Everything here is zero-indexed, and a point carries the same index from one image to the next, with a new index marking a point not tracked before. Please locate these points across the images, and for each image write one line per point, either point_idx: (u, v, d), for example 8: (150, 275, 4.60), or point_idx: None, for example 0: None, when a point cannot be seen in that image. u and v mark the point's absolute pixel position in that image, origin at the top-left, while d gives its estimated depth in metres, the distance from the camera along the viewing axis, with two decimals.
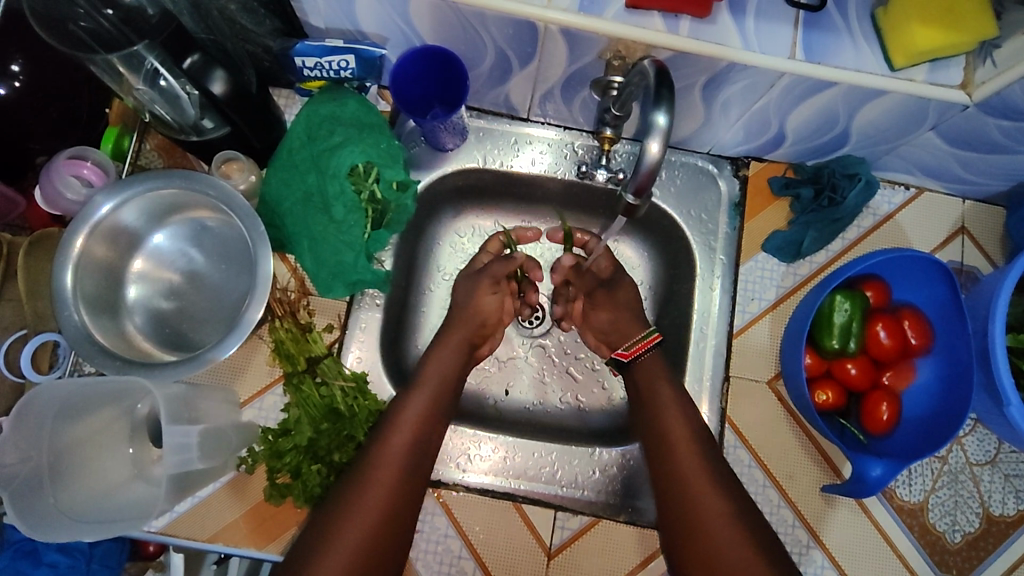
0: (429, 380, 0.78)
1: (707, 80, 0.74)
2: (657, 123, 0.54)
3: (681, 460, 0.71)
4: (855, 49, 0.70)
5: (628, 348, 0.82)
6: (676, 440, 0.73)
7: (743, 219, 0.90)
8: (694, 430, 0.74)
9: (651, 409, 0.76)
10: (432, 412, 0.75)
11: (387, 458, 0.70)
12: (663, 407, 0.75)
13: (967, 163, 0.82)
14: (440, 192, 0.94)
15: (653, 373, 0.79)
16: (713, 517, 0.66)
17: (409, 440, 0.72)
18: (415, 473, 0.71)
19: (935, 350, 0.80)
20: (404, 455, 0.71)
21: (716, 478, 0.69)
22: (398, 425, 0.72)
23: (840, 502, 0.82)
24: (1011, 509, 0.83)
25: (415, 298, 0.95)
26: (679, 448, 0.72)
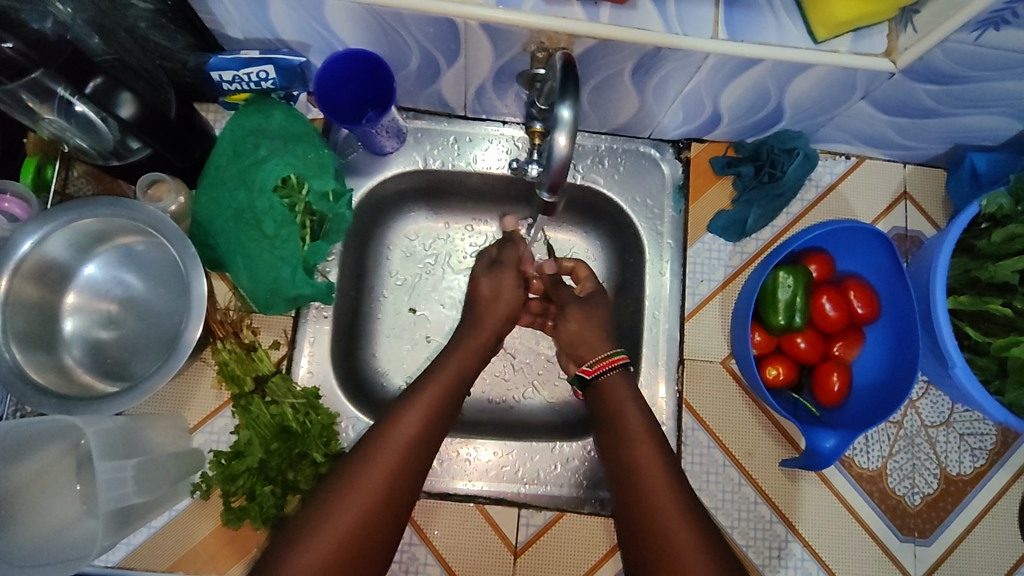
0: (416, 411, 0.70)
1: (635, 65, 0.74)
2: (563, 116, 0.53)
3: (642, 463, 0.69)
4: (778, 24, 0.69)
5: (593, 364, 0.78)
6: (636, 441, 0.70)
7: (688, 201, 0.90)
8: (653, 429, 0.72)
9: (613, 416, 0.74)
10: (419, 439, 0.68)
11: (355, 489, 0.63)
12: (622, 407, 0.74)
13: (902, 129, 0.83)
14: (383, 197, 0.92)
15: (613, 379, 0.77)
16: (646, 468, 0.68)
17: (385, 473, 0.65)
18: (390, 511, 0.64)
19: (883, 318, 0.81)
20: (378, 488, 0.64)
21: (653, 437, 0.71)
22: (376, 453, 0.66)
23: (801, 476, 0.83)
24: (967, 467, 0.84)
25: (367, 305, 0.94)
26: (620, 408, 0.74)
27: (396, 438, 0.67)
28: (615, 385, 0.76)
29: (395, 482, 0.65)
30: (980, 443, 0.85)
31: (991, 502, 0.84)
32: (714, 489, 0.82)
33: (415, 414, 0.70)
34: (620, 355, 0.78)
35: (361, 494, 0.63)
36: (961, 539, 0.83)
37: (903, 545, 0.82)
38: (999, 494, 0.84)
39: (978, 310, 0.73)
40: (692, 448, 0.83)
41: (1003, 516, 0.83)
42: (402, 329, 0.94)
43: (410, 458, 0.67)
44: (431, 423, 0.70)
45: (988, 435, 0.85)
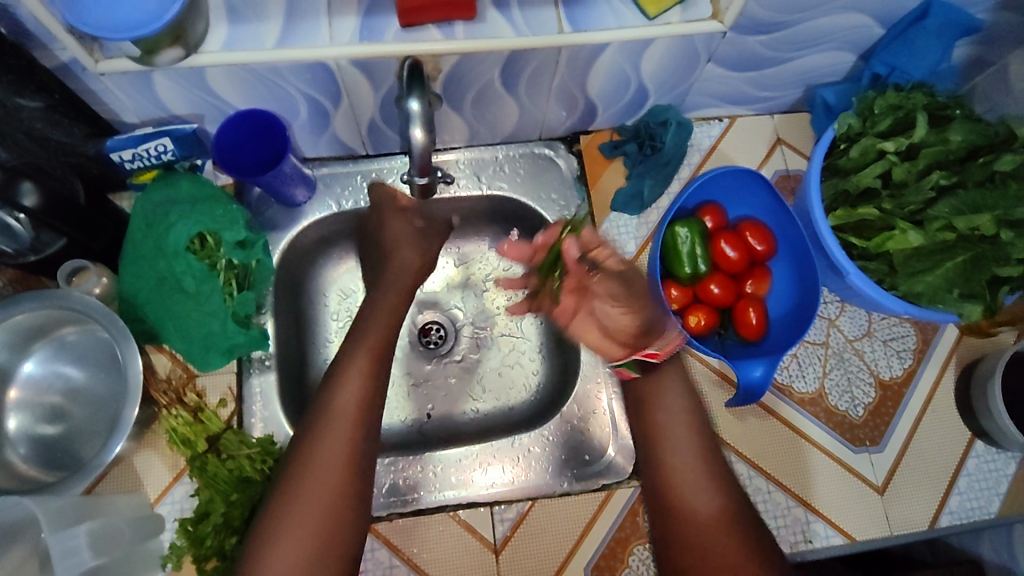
0: (341, 402, 0.73)
1: (501, 72, 0.80)
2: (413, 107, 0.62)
3: (675, 467, 0.73)
4: (614, 11, 0.77)
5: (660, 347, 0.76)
6: (674, 466, 0.73)
7: (588, 187, 0.97)
8: (700, 442, 0.74)
9: (651, 436, 0.76)
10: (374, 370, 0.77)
11: (339, 402, 0.74)
12: (658, 414, 0.77)
13: (755, 83, 0.91)
14: (307, 245, 0.97)
15: (657, 391, 0.78)
16: (680, 462, 0.73)
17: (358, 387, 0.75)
18: (351, 507, 0.69)
19: (781, 249, 0.87)
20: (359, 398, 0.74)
21: (692, 429, 0.75)
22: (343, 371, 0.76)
23: (749, 414, 0.85)
24: (897, 369, 0.88)
25: (313, 355, 0.96)
26: (652, 397, 0.78)
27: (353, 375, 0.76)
28: (655, 392, 0.78)
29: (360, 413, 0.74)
30: (903, 345, 0.89)
31: (928, 398, 0.87)
32: None
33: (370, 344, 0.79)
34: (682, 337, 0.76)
35: (315, 498, 0.68)
36: (911, 440, 0.85)
37: (859, 456, 0.84)
38: (933, 388, 0.87)
39: (855, 221, 0.78)
40: None
41: (942, 408, 0.87)
42: None
43: (353, 460, 0.71)
44: (360, 413, 0.74)
45: (908, 336, 0.90)
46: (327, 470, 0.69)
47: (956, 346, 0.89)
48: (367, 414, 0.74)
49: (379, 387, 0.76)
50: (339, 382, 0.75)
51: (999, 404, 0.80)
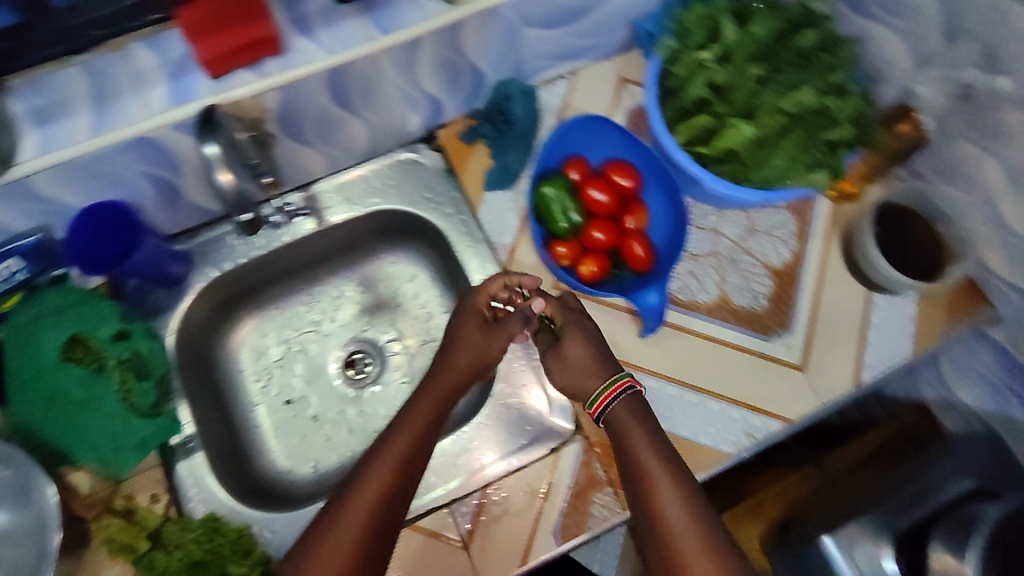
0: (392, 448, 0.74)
1: (329, 95, 0.79)
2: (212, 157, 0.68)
3: (674, 533, 0.69)
4: (414, 5, 0.76)
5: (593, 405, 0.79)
6: (670, 517, 0.70)
7: (458, 176, 0.97)
8: (687, 499, 0.70)
9: (641, 478, 0.72)
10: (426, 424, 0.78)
11: (385, 455, 0.73)
12: (646, 469, 0.72)
13: (580, 34, 0.92)
14: (202, 317, 0.97)
15: (630, 422, 0.76)
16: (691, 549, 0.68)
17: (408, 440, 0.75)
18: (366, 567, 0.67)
19: (648, 178, 0.91)
20: (402, 451, 0.74)
21: (682, 490, 0.71)
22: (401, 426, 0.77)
23: (654, 342, 0.88)
24: (785, 254, 0.93)
25: (245, 420, 0.98)
26: (647, 464, 0.72)
27: (407, 427, 0.76)
28: (631, 433, 0.75)
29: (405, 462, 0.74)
30: (785, 231, 0.94)
31: (820, 271, 0.92)
32: None
33: (425, 400, 0.79)
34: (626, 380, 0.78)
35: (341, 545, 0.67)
36: (814, 314, 0.90)
37: (773, 344, 0.88)
38: (822, 260, 0.92)
39: (701, 131, 0.80)
40: None
41: (835, 275, 0.91)
42: (288, 424, 0.99)
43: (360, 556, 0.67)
44: (404, 464, 0.74)
45: (786, 221, 0.94)
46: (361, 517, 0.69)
47: (834, 216, 0.94)
48: (403, 476, 0.73)
49: (422, 450, 0.76)
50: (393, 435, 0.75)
51: (870, 245, 0.87)
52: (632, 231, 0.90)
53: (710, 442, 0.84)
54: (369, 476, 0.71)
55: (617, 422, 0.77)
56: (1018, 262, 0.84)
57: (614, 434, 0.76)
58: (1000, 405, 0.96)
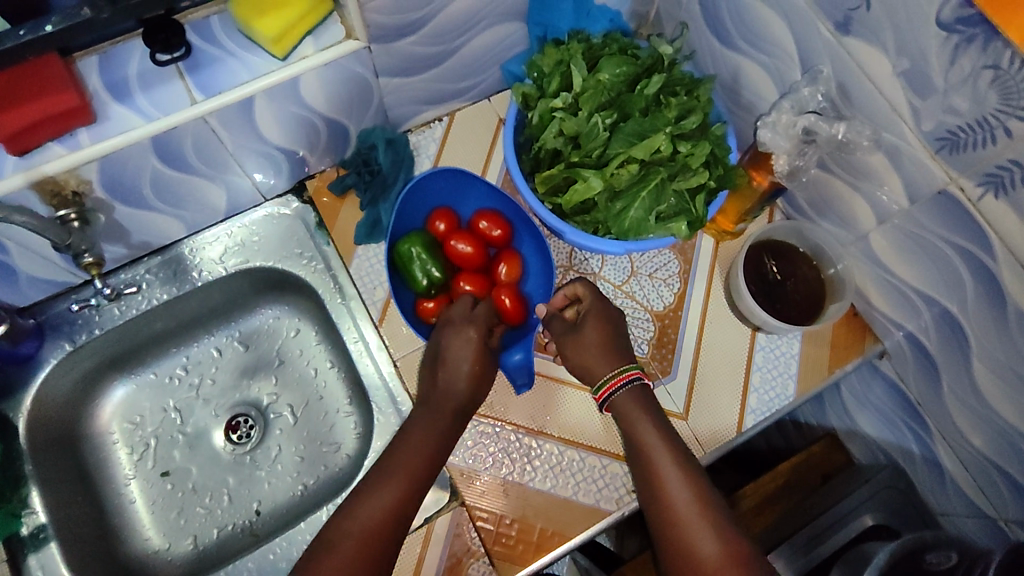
0: (398, 469, 0.73)
1: (160, 159, 0.75)
2: None
3: (684, 525, 0.68)
4: (243, 64, 0.72)
5: (599, 390, 0.77)
6: (677, 506, 0.69)
7: (329, 230, 0.93)
8: (697, 486, 0.70)
9: (646, 466, 0.73)
10: (437, 443, 0.76)
11: (391, 478, 0.73)
12: (652, 454, 0.73)
13: (444, 78, 0.89)
14: (65, 391, 0.91)
15: (634, 412, 0.75)
16: (703, 541, 0.66)
17: (419, 460, 0.74)
18: None
19: (518, 227, 0.90)
20: (410, 474, 0.73)
21: (691, 479, 0.70)
22: (408, 443, 0.75)
23: (532, 397, 0.85)
24: (668, 296, 0.90)
25: (114, 499, 0.92)
26: (652, 449, 0.73)
27: (416, 443, 0.75)
28: (635, 415, 0.75)
29: (413, 485, 0.73)
30: (668, 273, 0.91)
31: (703, 312, 0.89)
32: (482, 452, 0.83)
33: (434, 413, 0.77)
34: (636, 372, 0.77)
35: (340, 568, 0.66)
36: (697, 359, 0.87)
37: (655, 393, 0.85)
38: (705, 300, 0.90)
39: (557, 182, 0.77)
40: None
41: (718, 317, 0.89)
42: (166, 498, 0.93)
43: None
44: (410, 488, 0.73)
45: (670, 261, 0.91)
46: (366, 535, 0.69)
47: (716, 254, 0.92)
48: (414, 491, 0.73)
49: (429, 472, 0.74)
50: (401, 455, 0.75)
51: (743, 289, 0.85)
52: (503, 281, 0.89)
53: (590, 500, 0.81)
54: (373, 497, 0.71)
55: (622, 408, 0.76)
56: (896, 299, 0.82)
57: (622, 428, 0.76)
58: (898, 436, 0.91)
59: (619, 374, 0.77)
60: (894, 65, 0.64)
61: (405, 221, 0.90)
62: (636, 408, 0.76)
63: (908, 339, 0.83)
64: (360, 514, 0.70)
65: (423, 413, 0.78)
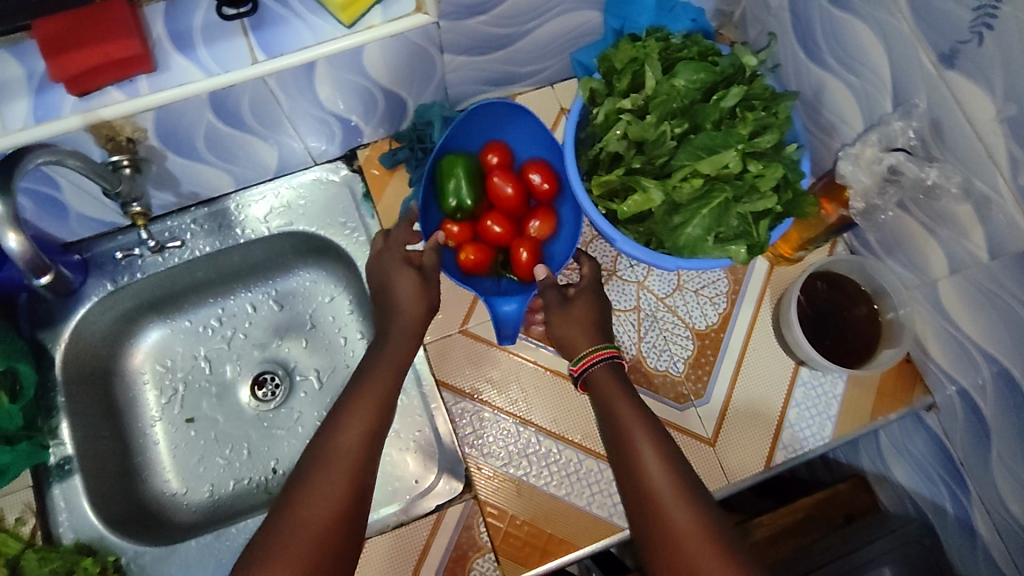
0: (331, 472, 0.66)
1: (215, 115, 0.74)
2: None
3: (667, 517, 0.63)
4: (309, 28, 0.70)
5: (580, 362, 0.75)
6: (658, 495, 0.65)
7: (375, 202, 0.93)
8: (681, 476, 0.66)
9: (649, 502, 0.65)
10: (368, 440, 0.70)
11: (325, 485, 0.65)
12: (635, 440, 0.69)
13: (509, 61, 0.86)
14: (105, 328, 0.93)
15: (618, 399, 0.72)
16: (689, 532, 0.62)
17: (351, 458, 0.68)
18: None
19: (566, 191, 0.86)
20: (347, 476, 0.66)
21: (674, 468, 0.66)
22: (335, 444, 0.69)
23: (558, 400, 0.84)
24: (712, 317, 0.86)
25: (140, 438, 0.94)
26: (633, 435, 0.69)
27: (347, 441, 0.69)
28: (641, 441, 0.68)
29: (354, 484, 0.66)
30: (715, 291, 0.87)
31: (747, 338, 0.86)
32: (499, 448, 0.82)
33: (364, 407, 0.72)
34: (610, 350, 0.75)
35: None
36: (734, 385, 0.84)
37: (686, 414, 0.83)
38: (751, 325, 0.86)
39: (615, 186, 0.74)
40: (461, 420, 0.83)
41: (762, 344, 0.85)
42: (188, 445, 0.95)
43: None
44: (350, 492, 0.66)
45: (718, 280, 0.88)
46: (312, 531, 0.62)
47: (769, 279, 0.88)
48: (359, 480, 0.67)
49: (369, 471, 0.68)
50: (332, 454, 0.68)
51: (794, 320, 0.80)
52: (529, 236, 0.84)
53: (603, 512, 0.80)
54: (305, 508, 0.64)
55: (603, 392, 0.73)
56: (954, 351, 0.77)
57: (601, 416, 0.73)
58: (931, 491, 0.87)
59: (597, 349, 0.75)
60: (999, 110, 0.59)
61: (458, 142, 0.86)
62: (621, 388, 0.73)
63: (960, 395, 0.78)
64: (290, 532, 0.62)
65: (348, 410, 0.71)
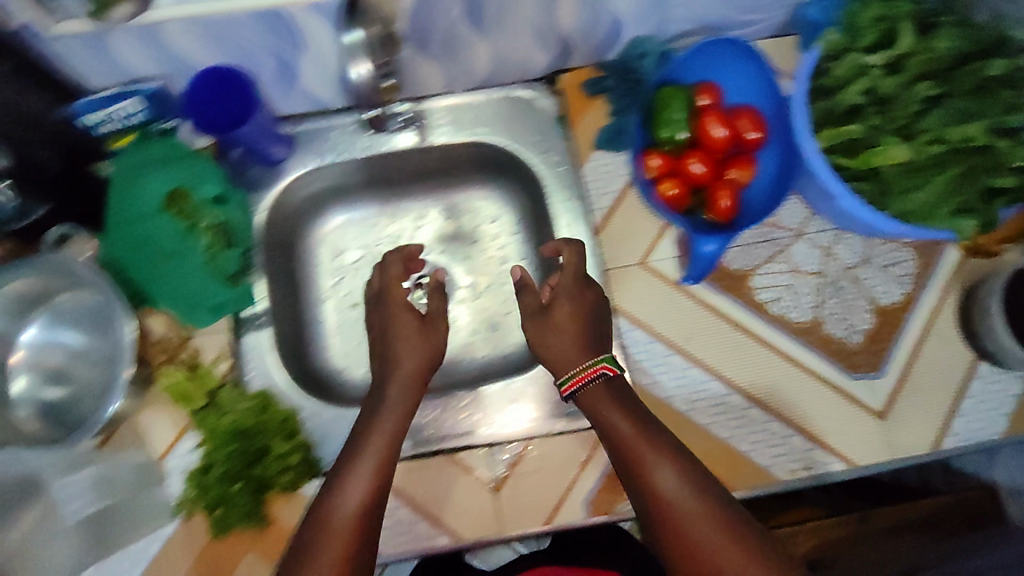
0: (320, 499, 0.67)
1: (466, 8, 0.77)
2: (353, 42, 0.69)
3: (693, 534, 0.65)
4: None
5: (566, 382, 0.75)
6: (684, 510, 0.67)
7: (570, 127, 0.93)
8: (705, 491, 0.68)
9: (665, 518, 0.67)
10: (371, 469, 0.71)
11: (355, 486, 0.68)
12: (650, 452, 0.70)
13: (738, 4, 0.85)
14: (296, 204, 0.98)
15: (606, 410, 0.73)
16: (724, 547, 0.64)
17: (359, 480, 0.69)
18: None
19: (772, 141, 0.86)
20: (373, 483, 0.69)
21: (706, 481, 0.68)
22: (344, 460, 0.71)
23: (731, 347, 0.86)
24: (896, 295, 0.87)
25: (310, 312, 1.00)
26: (645, 445, 0.70)
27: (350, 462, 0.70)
28: (658, 467, 0.69)
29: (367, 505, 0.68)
30: (902, 271, 0.88)
31: (929, 322, 0.86)
32: (667, 380, 0.85)
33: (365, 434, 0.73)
34: (597, 370, 0.74)
35: None
36: (911, 366, 0.85)
37: (855, 382, 0.85)
38: (933, 314, 0.86)
39: (847, 141, 0.76)
40: (634, 347, 0.86)
41: (942, 331, 0.86)
42: (349, 327, 1.00)
43: None
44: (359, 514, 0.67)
45: (906, 261, 0.88)
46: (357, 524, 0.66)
47: (957, 268, 0.87)
48: (387, 472, 0.71)
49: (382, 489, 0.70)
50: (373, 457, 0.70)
51: (997, 310, 0.80)
52: (730, 179, 0.85)
53: (763, 461, 0.83)
54: (342, 504, 0.67)
55: (590, 404, 0.74)
56: None
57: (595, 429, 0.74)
58: None
59: (588, 368, 0.75)
60: None
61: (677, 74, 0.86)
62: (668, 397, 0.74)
63: None
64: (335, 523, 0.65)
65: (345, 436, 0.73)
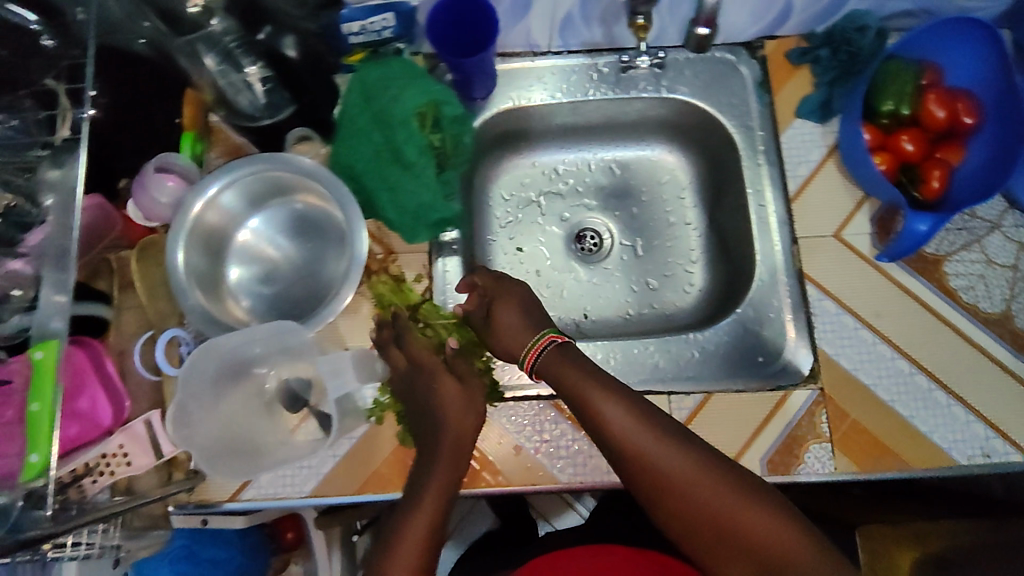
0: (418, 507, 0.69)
1: None
2: None
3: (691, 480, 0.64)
4: None
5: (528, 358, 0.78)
6: (666, 457, 0.65)
7: (771, 94, 0.94)
8: (676, 443, 0.66)
9: (635, 459, 0.66)
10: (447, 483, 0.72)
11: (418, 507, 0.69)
12: (594, 405, 0.69)
13: None
14: (485, 140, 1.00)
15: (562, 367, 0.74)
16: (723, 497, 0.62)
17: (429, 497, 0.70)
18: None
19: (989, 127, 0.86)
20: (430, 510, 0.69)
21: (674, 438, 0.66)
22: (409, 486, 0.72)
23: (920, 328, 0.86)
24: None
25: (483, 248, 1.02)
26: (589, 396, 0.70)
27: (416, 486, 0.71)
28: (608, 408, 0.69)
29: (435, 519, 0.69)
30: None
31: None
32: (851, 352, 0.86)
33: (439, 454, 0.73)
34: (547, 338, 0.77)
35: None
36: None
37: None
38: None
39: None
40: (821, 317, 0.87)
41: None
42: (516, 267, 1.02)
43: None
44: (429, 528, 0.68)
45: None
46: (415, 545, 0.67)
47: None
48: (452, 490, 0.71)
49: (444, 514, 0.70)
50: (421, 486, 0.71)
51: None
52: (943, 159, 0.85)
53: (944, 443, 0.82)
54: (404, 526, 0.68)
55: (546, 367, 0.76)
56: None
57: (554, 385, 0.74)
58: None
59: (537, 342, 0.77)
60: None
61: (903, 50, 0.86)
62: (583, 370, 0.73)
63: None
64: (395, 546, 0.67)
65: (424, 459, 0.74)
